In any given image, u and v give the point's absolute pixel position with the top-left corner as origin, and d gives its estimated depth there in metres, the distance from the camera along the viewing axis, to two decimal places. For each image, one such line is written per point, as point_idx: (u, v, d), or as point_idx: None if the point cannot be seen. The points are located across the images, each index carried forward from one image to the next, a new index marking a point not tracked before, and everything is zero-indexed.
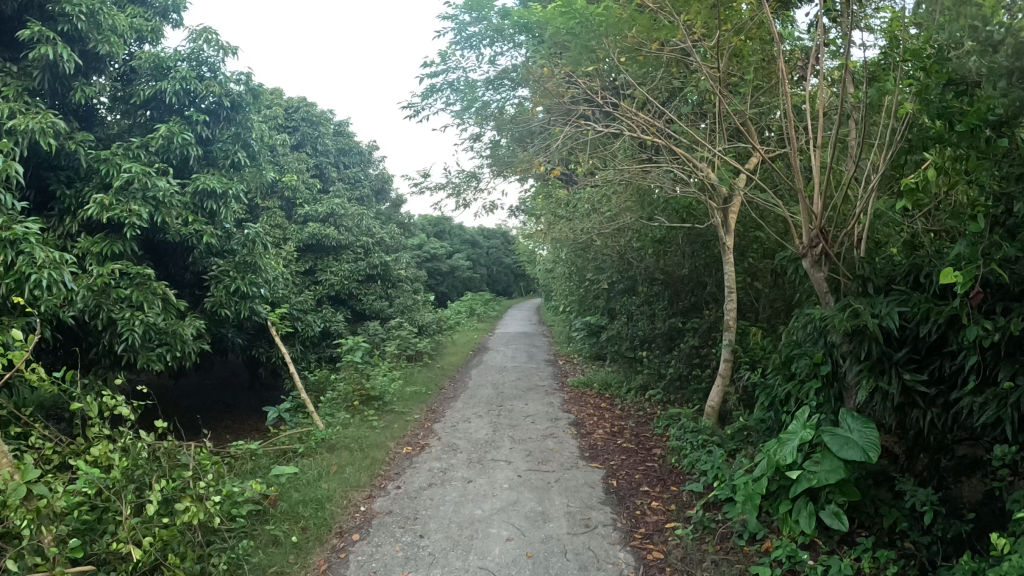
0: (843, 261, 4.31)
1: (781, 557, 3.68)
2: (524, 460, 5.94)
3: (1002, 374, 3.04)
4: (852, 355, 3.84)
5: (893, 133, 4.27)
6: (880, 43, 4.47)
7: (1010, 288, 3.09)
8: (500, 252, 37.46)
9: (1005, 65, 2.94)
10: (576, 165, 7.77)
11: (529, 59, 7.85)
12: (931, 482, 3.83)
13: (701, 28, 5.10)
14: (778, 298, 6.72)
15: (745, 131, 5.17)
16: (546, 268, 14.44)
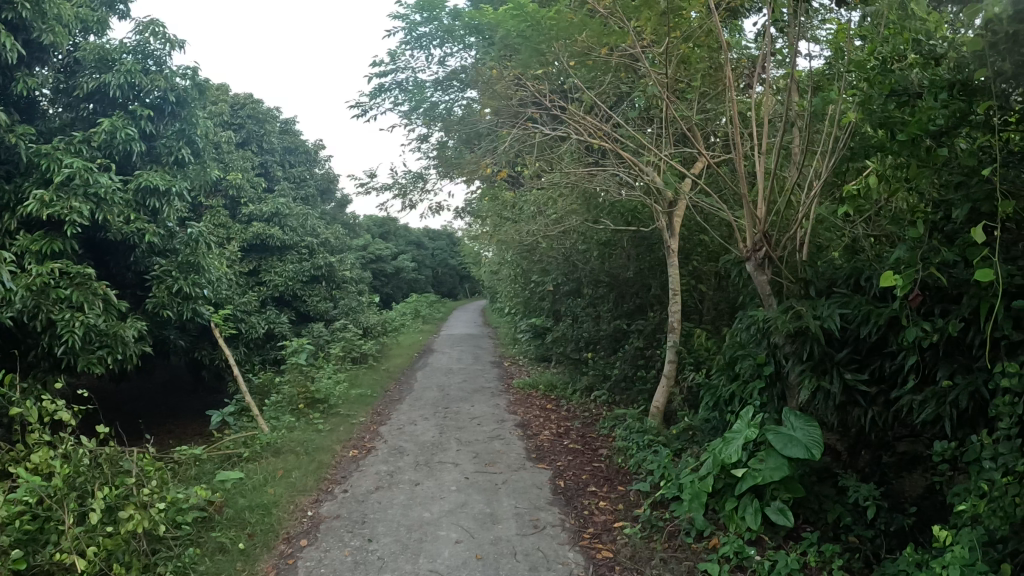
0: (785, 264, 4.42)
1: (728, 553, 3.76)
2: (472, 462, 5.92)
3: (940, 372, 3.16)
4: (795, 355, 3.97)
5: (835, 141, 4.41)
6: (825, 54, 4.61)
7: (949, 291, 3.22)
8: (446, 254, 37.35)
9: (947, 78, 3.02)
10: (523, 168, 7.80)
11: (478, 61, 7.83)
12: (873, 477, 3.98)
13: (651, 34, 5.18)
14: (721, 301, 6.87)
15: (691, 137, 5.27)
16: (491, 270, 14.47)
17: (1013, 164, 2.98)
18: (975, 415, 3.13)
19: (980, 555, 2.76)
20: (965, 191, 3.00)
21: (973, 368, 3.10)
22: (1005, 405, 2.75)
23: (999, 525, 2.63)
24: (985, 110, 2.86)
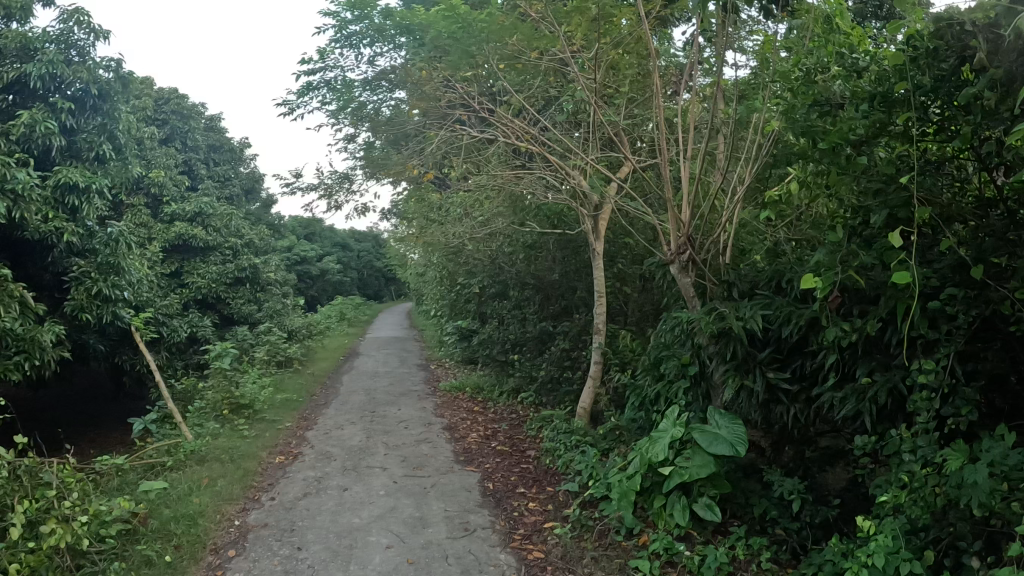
0: (708, 267, 4.56)
1: (658, 549, 3.84)
2: (399, 466, 5.86)
3: (860, 370, 3.32)
4: (718, 355, 4.11)
5: (758, 148, 4.59)
6: (751, 64, 4.80)
7: (867, 292, 3.39)
8: (372, 255, 36.90)
9: (868, 91, 3.19)
10: (450, 170, 7.78)
11: (407, 61, 7.77)
12: (798, 472, 4.14)
13: (580, 40, 5.27)
14: (645, 303, 7.03)
15: (618, 141, 5.37)
16: (417, 272, 14.36)
17: (930, 172, 3.11)
18: (895, 410, 3.30)
19: (903, 543, 2.90)
20: (882, 198, 3.13)
21: (891, 365, 3.27)
22: (923, 401, 2.92)
23: (920, 514, 2.77)
24: (904, 120, 2.96)
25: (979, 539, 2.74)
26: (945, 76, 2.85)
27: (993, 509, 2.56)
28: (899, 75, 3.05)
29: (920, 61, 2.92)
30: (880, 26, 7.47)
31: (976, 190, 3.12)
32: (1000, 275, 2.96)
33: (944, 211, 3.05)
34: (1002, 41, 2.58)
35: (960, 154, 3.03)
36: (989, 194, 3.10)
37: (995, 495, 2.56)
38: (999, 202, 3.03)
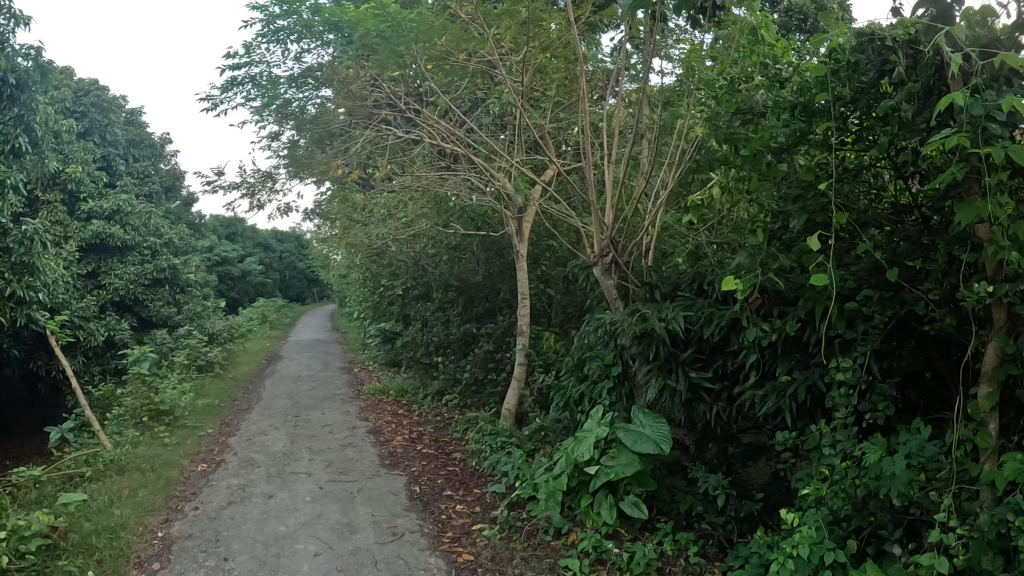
0: (630, 270, 4.64)
1: (587, 548, 3.88)
2: (325, 471, 5.73)
3: (781, 368, 3.45)
4: (641, 356, 4.20)
5: (682, 153, 4.74)
6: (677, 72, 4.92)
7: (785, 294, 3.54)
8: (294, 257, 36.01)
9: (790, 100, 3.28)
10: (374, 170, 7.62)
11: (335, 59, 7.61)
12: (722, 468, 4.34)
13: (510, 42, 5.29)
14: (569, 304, 7.10)
15: (543, 144, 5.38)
16: (340, 274, 14.09)
17: (848, 179, 3.19)
18: (814, 406, 3.43)
19: (826, 534, 3.00)
20: (801, 204, 3.21)
21: (809, 364, 3.41)
22: (841, 397, 3.04)
23: (841, 505, 2.89)
24: (825, 129, 3.11)
25: (899, 527, 2.96)
26: (865, 89, 3.00)
27: (910, 498, 2.70)
28: (819, 86, 3.18)
29: (840, 73, 3.07)
30: (804, 38, 7.77)
31: (892, 197, 3.29)
32: (913, 278, 3.11)
33: (860, 216, 3.20)
34: (920, 57, 2.77)
35: (877, 163, 3.19)
36: (903, 201, 3.28)
37: (913, 485, 2.71)
38: (914, 208, 3.20)
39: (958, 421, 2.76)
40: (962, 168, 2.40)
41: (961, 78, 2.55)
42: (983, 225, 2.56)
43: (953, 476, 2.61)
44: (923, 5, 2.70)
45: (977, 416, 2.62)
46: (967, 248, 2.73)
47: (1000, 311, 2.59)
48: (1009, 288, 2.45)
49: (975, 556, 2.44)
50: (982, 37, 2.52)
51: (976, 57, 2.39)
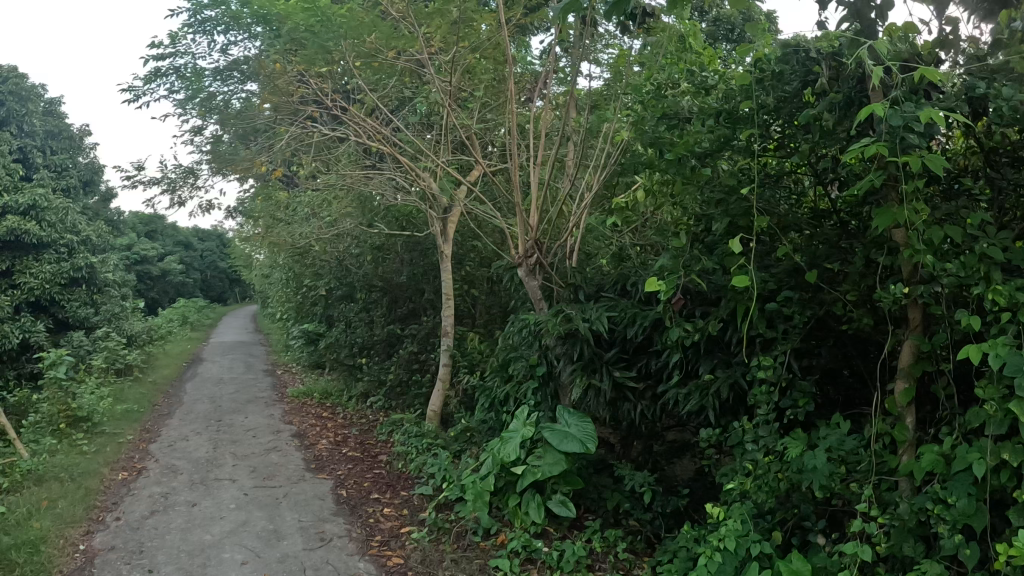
0: (554, 271, 4.71)
1: (517, 548, 3.91)
2: (250, 477, 5.58)
3: (704, 367, 3.57)
4: (566, 356, 4.27)
5: (607, 156, 4.85)
6: (605, 76, 5.02)
7: (707, 295, 3.67)
8: (215, 256, 34.82)
9: (714, 107, 3.41)
10: (299, 167, 7.49)
11: (262, 52, 7.41)
12: (648, 465, 4.46)
13: (439, 42, 5.32)
14: (493, 305, 7.13)
15: (469, 145, 5.39)
16: (262, 273, 13.73)
17: (769, 185, 3.32)
18: (736, 404, 3.57)
19: (751, 526, 3.11)
20: (724, 208, 3.35)
21: (731, 364, 3.54)
22: (763, 394, 3.15)
23: (765, 498, 3.01)
24: (747, 136, 3.21)
25: (822, 518, 3.11)
26: (788, 98, 3.12)
27: (831, 490, 2.85)
28: (744, 94, 3.28)
29: (766, 82, 3.18)
30: (730, 47, 8.04)
31: (811, 202, 3.41)
32: (831, 279, 3.28)
33: (781, 220, 3.32)
34: (842, 69, 2.91)
35: (798, 169, 3.27)
36: (822, 206, 3.41)
37: (834, 477, 2.85)
38: (832, 213, 3.36)
39: (876, 415, 2.92)
40: (879, 176, 2.55)
41: (882, 90, 2.70)
42: (899, 230, 2.72)
43: (873, 467, 2.77)
44: (847, 20, 2.89)
45: (893, 411, 2.79)
46: (884, 252, 2.90)
47: (915, 311, 2.75)
48: (924, 289, 2.61)
49: (897, 543, 2.58)
50: (904, 52, 2.71)
51: (896, 71, 2.53)
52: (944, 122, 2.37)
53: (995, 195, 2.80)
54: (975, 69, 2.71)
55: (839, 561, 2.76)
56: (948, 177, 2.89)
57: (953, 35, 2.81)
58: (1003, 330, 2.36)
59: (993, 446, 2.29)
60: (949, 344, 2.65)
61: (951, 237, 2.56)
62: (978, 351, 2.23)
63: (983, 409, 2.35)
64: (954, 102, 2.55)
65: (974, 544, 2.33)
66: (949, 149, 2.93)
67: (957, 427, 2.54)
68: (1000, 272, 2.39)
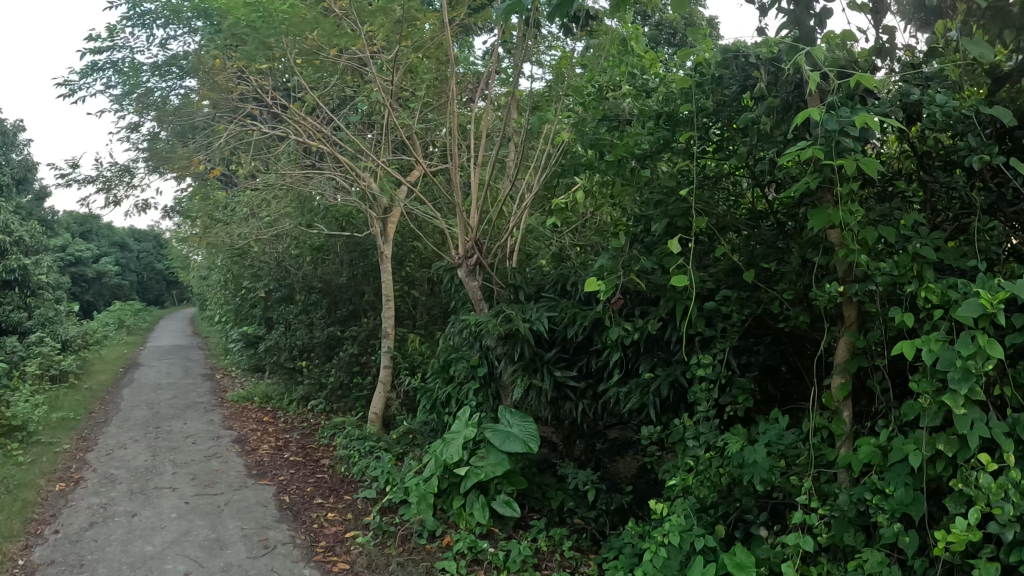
0: (494, 271, 4.71)
1: (463, 549, 3.89)
2: (190, 484, 5.42)
3: (644, 366, 3.64)
4: (506, 356, 4.29)
5: (547, 158, 4.89)
6: (547, 77, 5.05)
7: (646, 295, 3.73)
8: (152, 257, 33.78)
9: (653, 110, 3.47)
10: (237, 166, 7.34)
11: (202, 47, 7.23)
12: (591, 464, 4.49)
13: (382, 41, 5.27)
14: (433, 306, 7.06)
15: (410, 146, 5.34)
16: (200, 275, 13.38)
17: (707, 187, 3.39)
18: (676, 401, 3.64)
19: (694, 521, 3.17)
20: (662, 209, 3.41)
21: (670, 362, 3.62)
22: (703, 391, 3.21)
23: (706, 493, 3.08)
24: (687, 138, 3.28)
25: (764, 511, 3.18)
26: (727, 101, 3.19)
27: (772, 483, 2.92)
28: (684, 98, 3.34)
29: (705, 86, 3.25)
30: (671, 52, 8.19)
31: (749, 204, 3.48)
32: (768, 278, 3.37)
33: (719, 221, 3.39)
34: (779, 74, 2.96)
35: (735, 172, 3.36)
36: (760, 207, 3.49)
37: (774, 471, 2.92)
38: (770, 214, 3.41)
39: (813, 410, 3.01)
40: (815, 178, 2.62)
41: (819, 95, 2.78)
42: (834, 231, 2.81)
43: (812, 460, 2.85)
44: (786, 26, 2.96)
45: (831, 405, 2.88)
46: (819, 252, 2.98)
47: (850, 309, 2.85)
48: (859, 287, 2.70)
49: (837, 533, 2.66)
50: (842, 59, 2.80)
51: (833, 77, 2.61)
52: (877, 126, 2.45)
53: (928, 197, 2.91)
54: (909, 75, 2.81)
55: (782, 553, 2.83)
56: (882, 179, 2.99)
57: (889, 44, 2.90)
58: (936, 326, 2.45)
59: (928, 437, 2.38)
60: (884, 340, 2.75)
61: (884, 237, 2.66)
62: (912, 346, 2.31)
63: (917, 402, 2.44)
64: (889, 107, 2.63)
65: (913, 532, 2.42)
66: (884, 153, 3.03)
67: (892, 419, 2.63)
68: (931, 271, 2.49)
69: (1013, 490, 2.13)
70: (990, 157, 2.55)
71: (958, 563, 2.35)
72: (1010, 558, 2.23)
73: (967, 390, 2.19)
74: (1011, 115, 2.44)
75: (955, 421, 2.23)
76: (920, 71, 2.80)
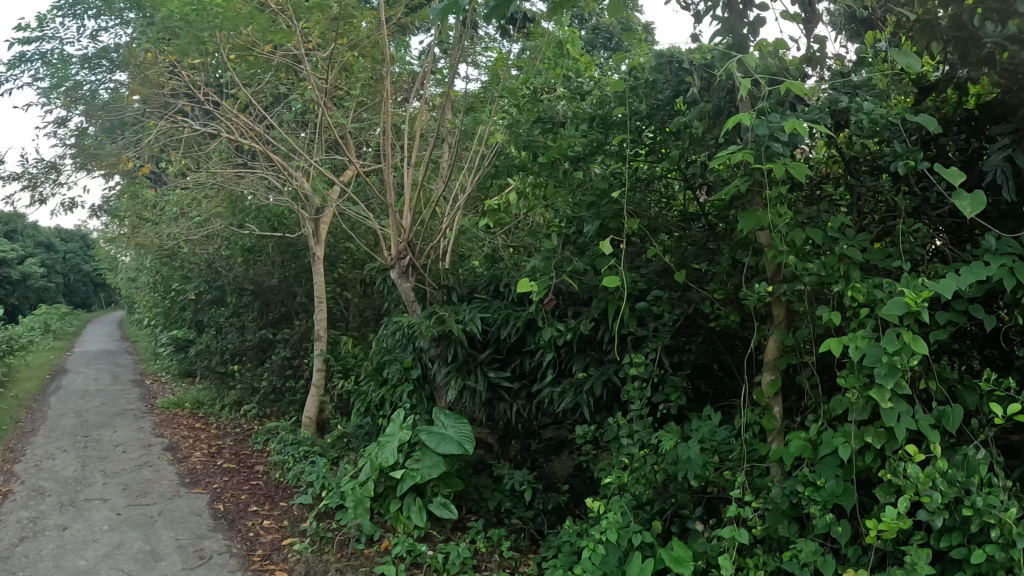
0: (427, 272, 4.70)
1: (401, 553, 3.85)
2: (121, 495, 5.22)
3: (577, 366, 3.68)
4: (439, 358, 4.28)
5: (480, 159, 4.91)
6: (483, 78, 5.06)
7: (578, 296, 3.78)
8: (78, 258, 32.44)
9: (588, 113, 3.52)
10: (167, 164, 7.12)
11: (133, 40, 6.98)
12: (526, 463, 4.52)
13: (317, 38, 5.19)
14: (366, 308, 6.97)
15: (344, 145, 5.27)
16: (128, 277, 12.92)
17: (639, 189, 3.45)
18: (610, 400, 3.69)
19: (631, 518, 3.21)
20: (595, 211, 3.47)
21: (603, 361, 3.68)
22: (636, 390, 3.26)
23: (642, 490, 3.13)
24: (620, 141, 3.34)
25: (699, 506, 3.25)
26: (660, 106, 3.26)
27: (706, 479, 2.99)
28: (618, 101, 3.37)
29: (639, 90, 3.30)
30: (605, 56, 8.32)
31: (681, 206, 3.55)
32: (699, 279, 3.43)
33: (650, 223, 3.47)
34: (712, 80, 3.03)
35: (667, 175, 3.44)
36: (691, 209, 3.56)
37: (707, 467, 2.99)
38: (700, 216, 3.49)
39: (745, 406, 3.10)
40: (744, 181, 2.71)
41: (750, 100, 2.87)
42: (763, 232, 2.90)
43: (744, 455, 2.93)
44: (720, 33, 3.04)
45: (762, 402, 2.96)
46: (749, 253, 3.06)
47: (779, 308, 2.93)
48: (787, 287, 2.78)
49: (771, 525, 2.74)
50: (773, 67, 2.89)
51: (764, 84, 2.69)
52: (805, 132, 2.53)
53: (855, 200, 3.03)
54: (838, 84, 2.90)
55: (718, 546, 2.90)
56: (811, 184, 3.08)
57: (820, 53, 2.98)
58: (862, 324, 2.55)
59: (856, 430, 2.47)
60: (811, 338, 2.84)
61: (811, 239, 2.74)
62: (839, 344, 2.39)
63: (845, 397, 2.53)
64: (817, 114, 2.73)
65: (844, 522, 2.50)
66: (812, 158, 3.14)
67: (821, 414, 2.72)
68: (857, 271, 2.59)
69: (939, 479, 2.24)
70: (915, 163, 2.66)
71: (889, 550, 2.45)
72: (937, 543, 2.34)
73: (893, 384, 2.28)
74: (936, 123, 2.54)
75: (883, 414, 2.32)
76: (849, 79, 2.89)
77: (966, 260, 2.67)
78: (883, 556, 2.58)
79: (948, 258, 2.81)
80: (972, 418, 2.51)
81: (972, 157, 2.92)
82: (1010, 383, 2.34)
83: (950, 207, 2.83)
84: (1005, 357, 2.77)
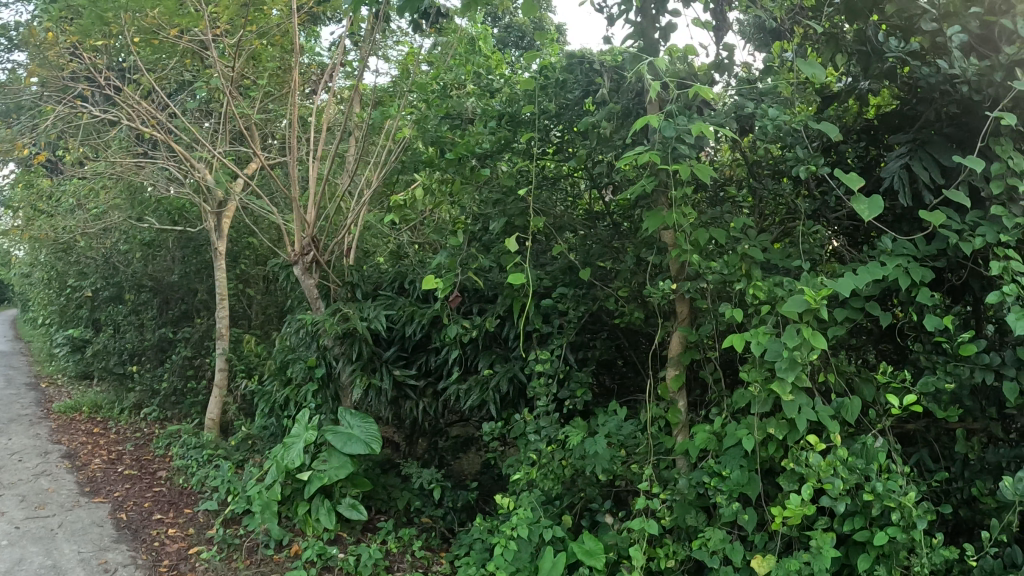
0: (331, 269, 4.63)
1: (312, 557, 3.77)
2: (16, 507, 4.90)
3: (483, 363, 3.70)
4: (344, 356, 4.21)
5: (387, 154, 4.88)
6: (393, 72, 5.02)
7: (483, 293, 3.80)
8: None
9: (498, 111, 3.55)
10: (64, 151, 6.76)
11: (26, 19, 6.58)
12: (433, 462, 4.51)
13: (226, 23, 5.02)
14: (269, 305, 6.79)
15: (251, 136, 5.12)
16: (22, 273, 12.18)
17: (545, 187, 3.51)
18: (516, 397, 3.72)
19: (541, 512, 3.24)
20: (500, 208, 3.52)
21: (508, 358, 3.71)
22: (542, 386, 3.31)
23: (551, 486, 3.17)
24: (528, 139, 3.38)
25: (609, 499, 3.32)
26: (569, 105, 3.32)
27: (613, 472, 3.05)
28: (528, 99, 3.43)
29: (549, 90, 3.35)
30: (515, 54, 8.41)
31: (586, 205, 3.61)
32: (604, 277, 3.50)
33: (556, 221, 3.53)
34: (622, 82, 3.08)
35: (574, 173, 3.50)
36: (596, 208, 3.62)
37: (615, 461, 3.05)
38: (606, 215, 3.56)
39: (650, 401, 3.18)
40: (650, 182, 2.78)
41: (659, 103, 2.94)
42: (666, 232, 2.98)
43: (651, 449, 3.01)
44: (633, 37, 3.10)
45: (667, 396, 3.06)
46: (654, 252, 3.15)
47: (682, 305, 3.03)
48: (691, 285, 2.86)
49: (680, 515, 2.82)
50: (682, 71, 2.97)
51: (672, 86, 2.76)
52: (710, 134, 2.61)
53: (757, 203, 3.16)
54: (745, 91, 3.02)
55: (628, 538, 2.96)
56: (715, 185, 3.21)
57: (728, 60, 3.08)
58: (763, 320, 2.65)
59: (758, 422, 2.57)
60: (714, 334, 2.94)
61: (714, 239, 2.84)
62: (742, 340, 2.48)
63: (747, 391, 2.63)
64: (723, 119, 2.84)
65: (750, 510, 2.60)
66: (717, 161, 3.26)
67: (726, 407, 2.82)
68: (758, 270, 2.70)
69: (840, 467, 2.36)
70: (815, 168, 2.77)
71: (794, 535, 2.56)
72: (841, 528, 2.46)
73: (793, 377, 2.38)
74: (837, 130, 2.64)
75: (785, 406, 2.43)
76: (756, 87, 3.01)
77: (860, 260, 2.85)
78: (789, 542, 2.70)
79: (846, 258, 2.97)
80: (870, 409, 2.65)
81: (870, 164, 3.10)
82: (904, 375, 2.48)
83: (848, 211, 3.00)
84: (900, 352, 2.94)
